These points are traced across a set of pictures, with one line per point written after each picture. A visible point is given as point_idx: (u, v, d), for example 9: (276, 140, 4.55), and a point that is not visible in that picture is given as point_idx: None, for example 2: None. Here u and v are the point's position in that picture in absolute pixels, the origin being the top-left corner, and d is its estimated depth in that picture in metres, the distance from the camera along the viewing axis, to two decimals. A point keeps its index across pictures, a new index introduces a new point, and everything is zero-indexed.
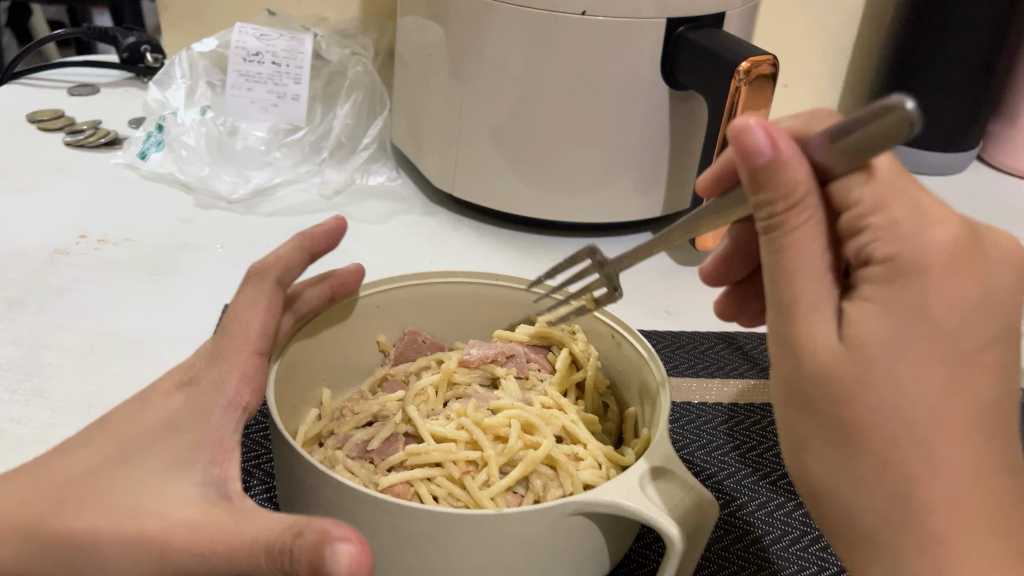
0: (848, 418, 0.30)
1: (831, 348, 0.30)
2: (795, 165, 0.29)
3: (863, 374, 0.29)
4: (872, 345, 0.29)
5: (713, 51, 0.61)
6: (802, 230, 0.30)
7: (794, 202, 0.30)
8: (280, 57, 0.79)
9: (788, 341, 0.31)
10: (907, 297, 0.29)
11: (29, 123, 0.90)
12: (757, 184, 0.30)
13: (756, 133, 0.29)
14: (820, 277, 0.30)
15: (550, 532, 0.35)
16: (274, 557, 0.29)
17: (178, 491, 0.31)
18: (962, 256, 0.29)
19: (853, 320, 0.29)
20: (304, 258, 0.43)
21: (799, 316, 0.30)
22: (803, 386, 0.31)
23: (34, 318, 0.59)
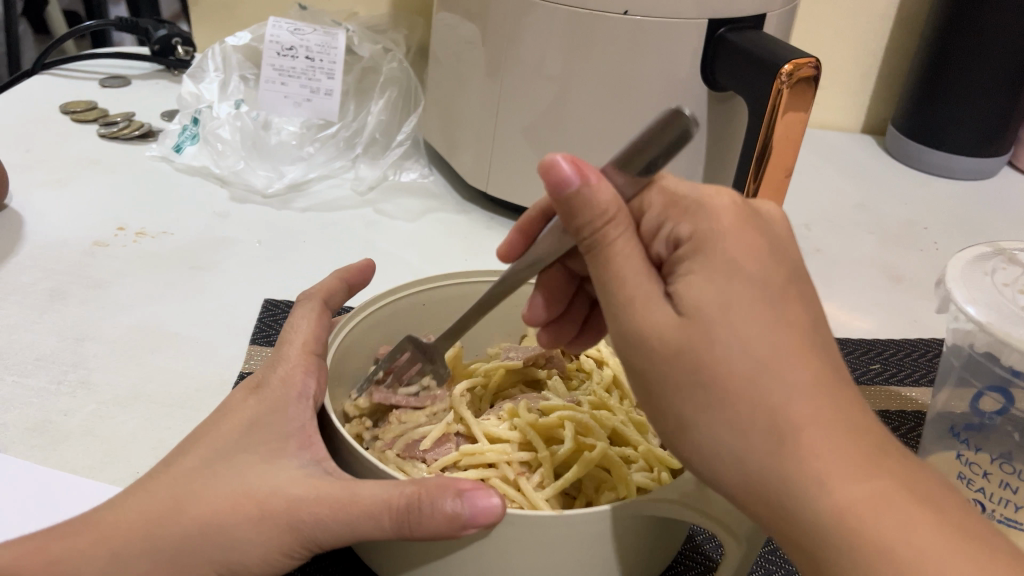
0: (693, 373, 0.30)
1: (668, 323, 0.30)
2: (604, 186, 0.32)
3: (704, 328, 0.29)
4: (702, 303, 0.30)
5: (754, 53, 0.60)
6: (620, 240, 0.32)
7: (609, 218, 0.32)
8: (314, 52, 0.80)
9: (631, 341, 0.32)
10: (718, 259, 0.31)
11: (63, 114, 0.90)
12: (571, 213, 0.32)
13: (563, 164, 0.32)
14: (642, 274, 0.32)
15: (610, 533, 0.35)
16: (397, 513, 0.33)
17: (283, 472, 0.36)
18: (746, 220, 0.32)
19: (685, 290, 0.31)
20: (344, 290, 0.47)
21: (640, 306, 0.31)
22: (658, 368, 0.31)
23: (76, 310, 0.59)
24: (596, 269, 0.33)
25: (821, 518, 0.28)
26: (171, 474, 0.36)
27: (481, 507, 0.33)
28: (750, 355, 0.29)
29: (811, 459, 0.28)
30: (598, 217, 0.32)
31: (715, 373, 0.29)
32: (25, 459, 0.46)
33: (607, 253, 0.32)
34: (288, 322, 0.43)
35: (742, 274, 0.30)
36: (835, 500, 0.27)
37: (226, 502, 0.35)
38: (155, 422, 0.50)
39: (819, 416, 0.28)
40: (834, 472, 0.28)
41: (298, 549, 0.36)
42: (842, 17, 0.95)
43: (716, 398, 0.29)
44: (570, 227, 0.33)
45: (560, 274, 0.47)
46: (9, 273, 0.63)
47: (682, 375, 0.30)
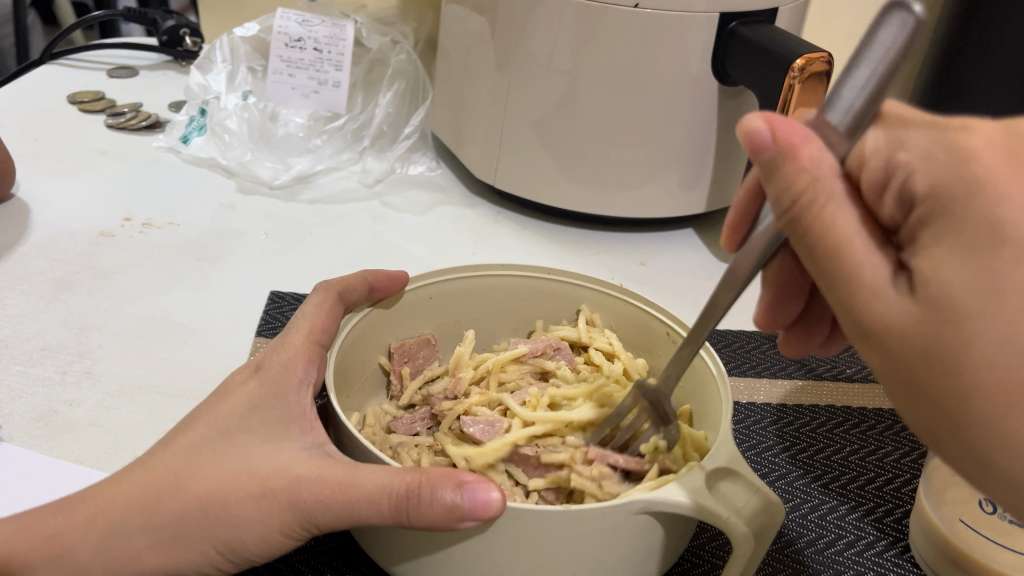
0: (950, 380, 0.25)
1: (907, 318, 0.26)
2: (805, 149, 0.28)
3: (956, 327, 0.24)
4: (958, 296, 0.24)
5: (764, 47, 0.59)
6: (831, 211, 0.28)
7: (802, 189, 0.28)
8: (322, 43, 0.79)
9: (869, 334, 0.27)
10: (975, 228, 0.24)
11: (70, 104, 0.90)
12: (767, 183, 0.29)
13: (755, 122, 0.28)
14: (870, 252, 0.27)
15: (616, 530, 0.34)
16: (397, 501, 0.33)
17: (287, 453, 0.35)
18: (1020, 152, 0.24)
19: (926, 274, 0.25)
20: (365, 289, 0.46)
21: (870, 295, 0.27)
22: (908, 367, 0.26)
23: (82, 300, 0.59)
24: (798, 240, 0.29)
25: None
26: (172, 454, 0.36)
27: (480, 500, 0.32)
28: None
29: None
30: (787, 194, 0.28)
31: (977, 384, 0.24)
32: (30, 449, 0.46)
33: (813, 230, 0.28)
34: (300, 312, 0.43)
35: (1011, 244, 0.23)
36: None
37: (228, 483, 0.35)
38: (161, 413, 0.49)
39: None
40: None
41: (298, 529, 0.35)
42: (855, 12, 0.94)
43: (981, 409, 0.24)
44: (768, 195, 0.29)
45: (790, 266, 0.41)
46: (16, 262, 0.63)
47: (936, 380, 0.25)
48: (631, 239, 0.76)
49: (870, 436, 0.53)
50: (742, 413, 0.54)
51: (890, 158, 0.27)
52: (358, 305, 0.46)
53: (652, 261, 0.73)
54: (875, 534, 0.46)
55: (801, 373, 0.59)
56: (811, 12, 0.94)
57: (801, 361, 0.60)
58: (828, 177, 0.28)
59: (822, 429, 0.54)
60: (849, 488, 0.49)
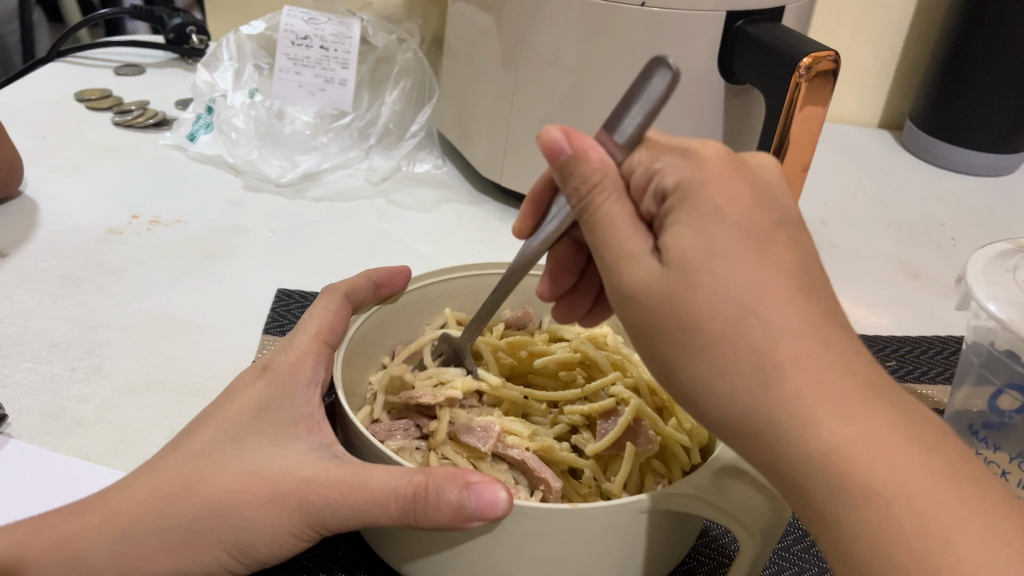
0: (676, 320, 0.29)
1: (650, 275, 0.30)
2: (594, 153, 0.33)
3: (680, 274, 0.29)
4: (686, 252, 0.30)
5: (771, 46, 0.59)
6: (609, 203, 0.33)
7: (595, 182, 0.33)
8: (329, 41, 0.79)
9: (624, 300, 0.32)
10: (705, 207, 0.30)
11: (77, 102, 0.90)
12: (565, 179, 0.34)
13: (552, 131, 0.33)
14: (636, 232, 0.32)
15: (625, 529, 0.34)
16: (404, 503, 0.33)
17: (295, 455, 0.36)
18: (733, 169, 0.32)
19: (670, 243, 0.30)
20: (370, 287, 0.46)
21: (625, 263, 0.31)
22: (644, 317, 0.31)
23: (89, 297, 0.59)
24: (588, 229, 0.34)
25: (800, 453, 0.27)
26: (182, 453, 0.37)
27: (487, 499, 0.32)
28: (735, 296, 0.28)
29: (792, 394, 0.27)
30: (584, 186, 0.33)
31: (696, 320, 0.29)
32: (39, 446, 0.46)
33: (597, 214, 0.33)
34: (307, 313, 0.43)
35: (727, 221, 0.30)
36: (821, 432, 0.26)
37: (236, 482, 0.35)
38: (168, 410, 0.50)
39: (804, 352, 0.27)
40: (820, 408, 0.27)
41: (306, 530, 0.36)
42: (861, 10, 0.94)
43: (698, 344, 0.29)
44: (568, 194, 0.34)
45: (570, 248, 0.49)
46: (24, 259, 0.63)
47: (666, 323, 0.30)
48: None
49: None
50: None
51: (649, 169, 0.33)
52: (365, 303, 0.46)
53: None
54: None
55: None
56: (817, 11, 0.94)
57: None
58: (612, 171, 0.33)
59: None
60: None
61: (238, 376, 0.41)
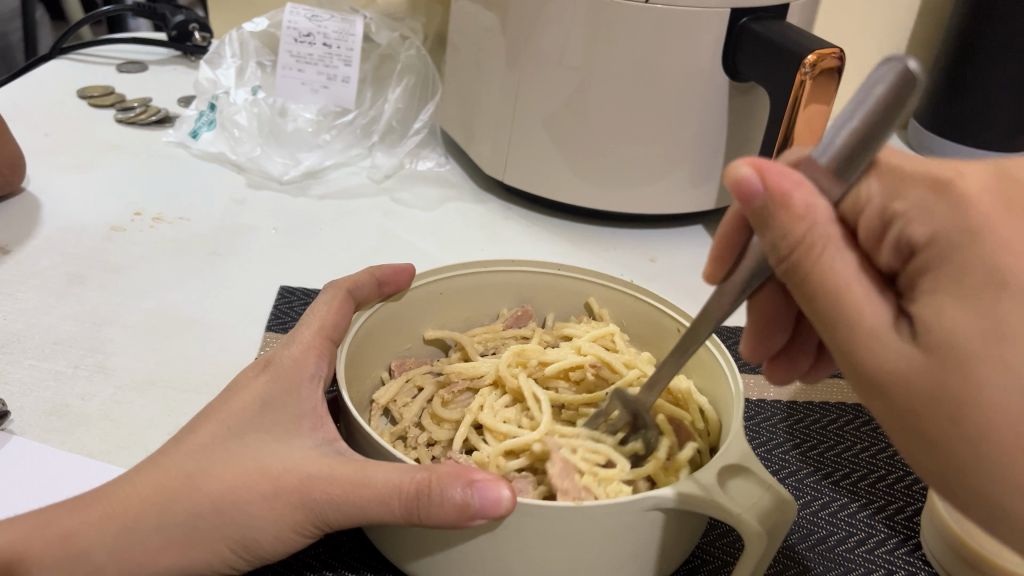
0: (955, 428, 0.25)
1: (911, 361, 0.26)
2: (798, 194, 0.28)
3: (955, 368, 0.25)
4: (959, 338, 0.25)
5: (776, 43, 0.59)
6: (825, 258, 0.28)
7: (801, 236, 0.28)
8: (331, 38, 0.79)
9: (874, 382, 0.27)
10: (974, 273, 0.25)
11: (79, 99, 0.90)
12: (762, 227, 0.30)
13: (743, 169, 0.29)
14: (867, 293, 0.28)
15: (628, 527, 0.34)
16: (408, 500, 0.33)
17: (300, 451, 0.36)
18: (1011, 200, 0.26)
19: (928, 320, 0.26)
20: (373, 284, 0.46)
21: (864, 340, 0.28)
22: (909, 409, 0.26)
23: (92, 295, 0.59)
24: (798, 287, 0.29)
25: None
26: (187, 449, 0.37)
27: (491, 498, 0.32)
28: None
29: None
30: (786, 242, 0.29)
31: (985, 432, 0.24)
32: (42, 442, 0.46)
33: (813, 274, 0.29)
34: (308, 309, 0.43)
35: (1011, 289, 0.24)
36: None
37: (240, 479, 0.35)
38: (172, 407, 0.50)
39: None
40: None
41: (309, 527, 0.36)
42: (866, 8, 0.93)
43: (989, 456, 0.24)
44: (764, 243, 0.30)
45: (777, 298, 0.43)
46: (28, 256, 0.63)
47: (936, 424, 0.25)
48: (639, 235, 0.76)
49: (881, 434, 0.53)
50: (753, 410, 0.54)
51: (889, 211, 0.29)
52: (368, 301, 0.46)
53: (661, 259, 0.73)
54: (885, 532, 0.46)
55: None
56: (822, 9, 0.94)
57: None
58: (825, 224, 0.28)
59: (832, 426, 0.54)
60: (860, 485, 0.49)
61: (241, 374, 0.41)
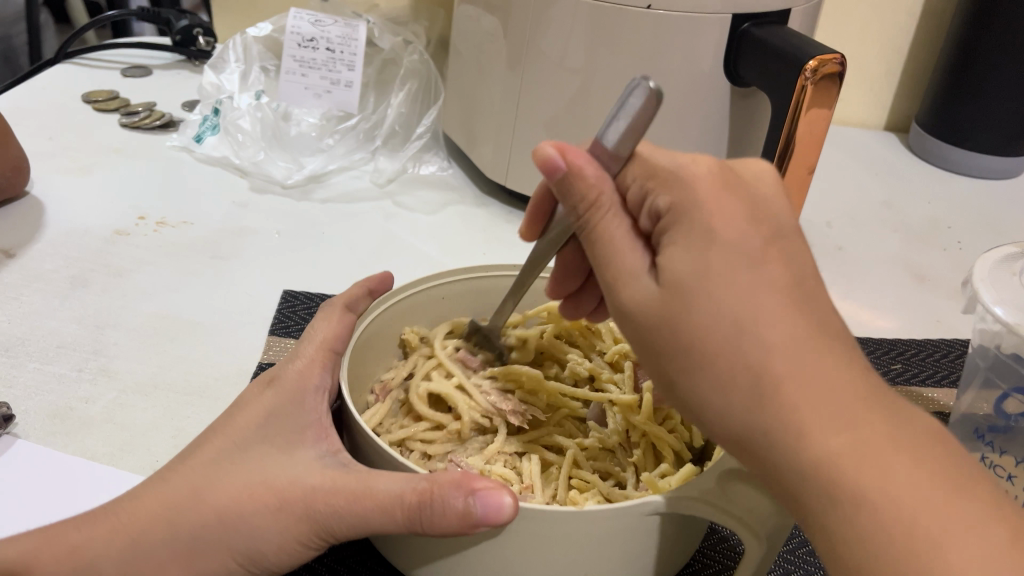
0: (677, 346, 0.29)
1: (650, 296, 0.31)
2: (590, 169, 0.33)
3: (679, 298, 0.29)
4: (681, 274, 0.30)
5: (778, 49, 0.59)
6: (607, 221, 0.33)
7: (594, 200, 0.33)
8: (335, 43, 0.79)
9: (624, 314, 0.32)
10: (697, 225, 0.30)
11: (84, 103, 0.91)
12: (563, 195, 0.34)
13: (547, 150, 0.33)
14: (631, 246, 0.32)
15: (629, 531, 0.34)
16: (410, 508, 0.33)
17: (303, 464, 0.36)
18: (727, 179, 0.32)
19: (665, 264, 0.30)
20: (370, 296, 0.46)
21: (621, 283, 0.32)
22: (648, 339, 0.31)
23: (97, 298, 0.60)
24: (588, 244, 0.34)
25: (809, 475, 0.27)
26: (193, 464, 0.37)
27: (493, 505, 0.32)
28: (730, 318, 0.28)
29: (791, 413, 0.27)
30: (581, 205, 0.33)
31: (692, 346, 0.29)
32: (47, 446, 0.46)
33: (596, 232, 0.33)
34: (309, 326, 0.43)
35: (718, 240, 0.29)
36: (817, 445, 0.27)
37: (245, 492, 0.35)
38: (175, 411, 0.50)
39: (804, 370, 0.27)
40: (821, 425, 0.27)
41: (312, 538, 0.36)
42: (867, 14, 0.94)
43: (698, 363, 0.29)
44: (567, 209, 0.34)
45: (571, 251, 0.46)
46: (32, 259, 0.63)
47: (666, 346, 0.30)
48: None
49: None
50: None
51: (644, 186, 0.33)
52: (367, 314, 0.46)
53: None
54: None
55: None
56: (823, 13, 0.94)
57: None
58: (610, 192, 0.33)
59: None
60: None
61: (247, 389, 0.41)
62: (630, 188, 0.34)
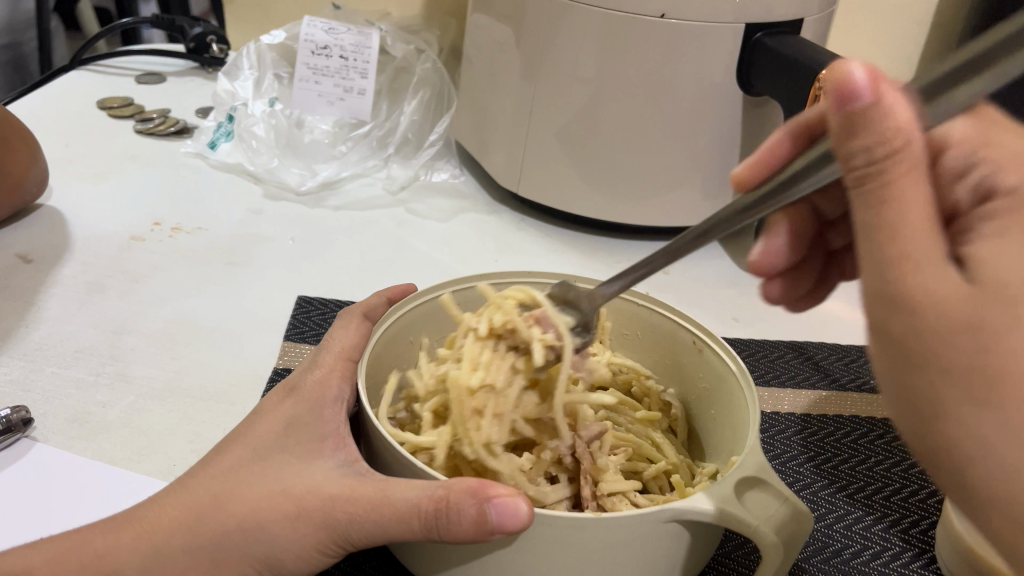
0: (974, 358, 0.25)
1: (957, 292, 0.25)
2: (901, 113, 0.25)
3: (999, 308, 0.24)
4: (1010, 280, 0.25)
5: (791, 59, 0.59)
6: (904, 181, 0.25)
7: (894, 153, 0.25)
8: (348, 51, 0.80)
9: (898, 295, 0.26)
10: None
11: (99, 110, 0.91)
12: (850, 131, 0.26)
13: (860, 69, 0.25)
14: (931, 224, 0.25)
15: (645, 537, 0.34)
16: (426, 515, 0.33)
17: (322, 471, 0.36)
18: None
19: (983, 261, 0.26)
20: (384, 302, 0.48)
21: (911, 265, 0.25)
22: (930, 338, 0.25)
23: (114, 303, 0.60)
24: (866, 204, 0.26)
25: None
26: (214, 473, 0.37)
27: (509, 512, 0.32)
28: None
29: None
30: (882, 150, 0.25)
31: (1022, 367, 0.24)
32: (65, 450, 0.47)
33: (889, 193, 0.25)
34: (328, 335, 0.44)
35: None
36: None
37: (265, 500, 0.36)
38: (192, 417, 0.50)
39: None
40: None
41: (332, 546, 0.36)
42: (879, 23, 0.94)
43: (987, 391, 0.24)
44: (842, 149, 0.26)
45: (806, 212, 0.48)
46: (49, 264, 0.64)
47: (952, 349, 0.25)
48: (652, 248, 0.77)
49: (895, 448, 0.53)
50: (766, 423, 0.54)
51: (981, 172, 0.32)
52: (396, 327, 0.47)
53: (675, 270, 0.73)
54: (900, 545, 0.46)
55: (825, 383, 0.59)
56: (834, 23, 0.94)
57: (825, 370, 0.60)
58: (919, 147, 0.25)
59: (847, 439, 0.54)
60: (873, 499, 0.49)
61: (264, 399, 0.42)
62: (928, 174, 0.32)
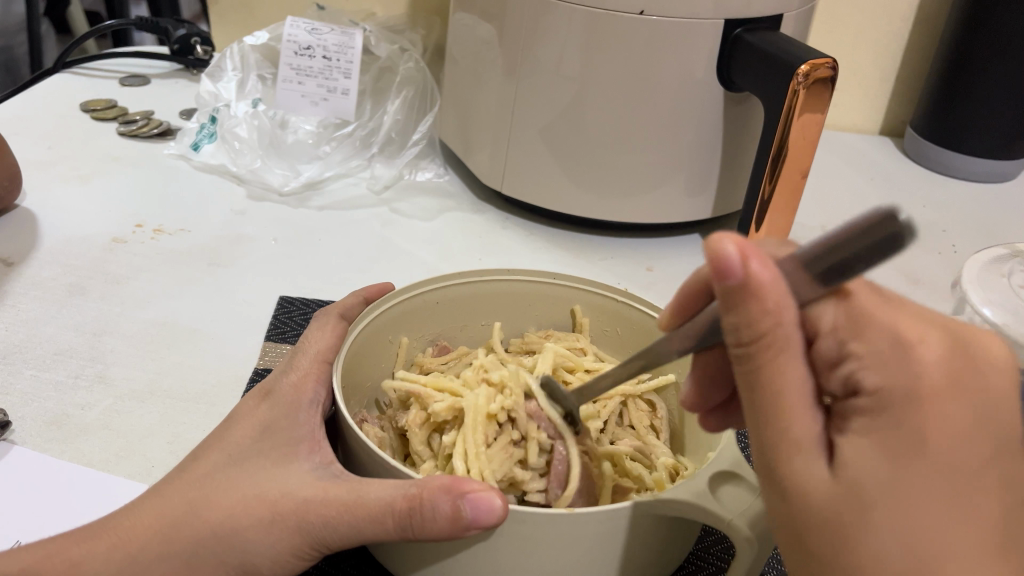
0: (837, 558, 0.26)
1: (823, 489, 0.27)
2: (769, 295, 0.26)
3: (858, 514, 0.26)
4: (866, 486, 0.26)
5: (770, 54, 0.60)
6: (772, 363, 0.27)
7: (766, 330, 0.26)
8: (331, 51, 0.80)
9: (784, 483, 0.28)
10: (908, 429, 0.26)
11: (82, 112, 0.91)
12: (726, 306, 0.27)
13: (727, 249, 0.26)
14: (806, 409, 0.27)
15: (621, 532, 0.34)
16: (399, 514, 0.33)
17: (299, 476, 0.36)
18: (958, 379, 0.26)
19: (847, 459, 0.26)
20: (360, 302, 0.49)
21: (783, 459, 0.27)
22: (800, 532, 0.27)
23: (95, 305, 0.60)
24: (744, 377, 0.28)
25: None
26: (189, 479, 0.37)
27: (484, 507, 0.32)
28: (912, 557, 0.25)
29: None
30: (747, 330, 0.27)
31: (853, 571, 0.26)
32: (43, 452, 0.47)
33: (762, 377, 0.27)
34: (305, 337, 0.44)
35: (930, 458, 0.25)
36: None
37: (239, 504, 0.36)
38: (172, 417, 0.50)
39: None
40: None
41: (308, 550, 0.36)
42: (862, 18, 0.94)
43: None
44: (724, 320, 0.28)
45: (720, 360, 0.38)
46: (29, 267, 0.64)
47: (818, 539, 0.27)
48: (636, 244, 0.77)
49: None
50: None
51: (843, 344, 0.28)
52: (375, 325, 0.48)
53: (659, 267, 0.73)
54: None
55: None
56: (818, 19, 0.94)
57: None
58: (789, 329, 0.26)
59: None
60: None
61: (240, 404, 0.42)
62: (824, 337, 0.29)
